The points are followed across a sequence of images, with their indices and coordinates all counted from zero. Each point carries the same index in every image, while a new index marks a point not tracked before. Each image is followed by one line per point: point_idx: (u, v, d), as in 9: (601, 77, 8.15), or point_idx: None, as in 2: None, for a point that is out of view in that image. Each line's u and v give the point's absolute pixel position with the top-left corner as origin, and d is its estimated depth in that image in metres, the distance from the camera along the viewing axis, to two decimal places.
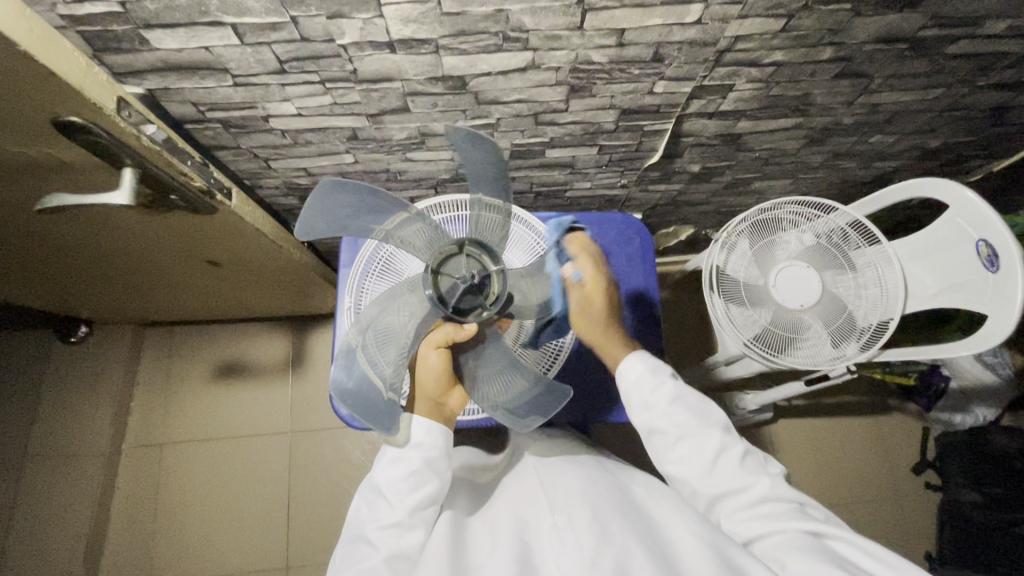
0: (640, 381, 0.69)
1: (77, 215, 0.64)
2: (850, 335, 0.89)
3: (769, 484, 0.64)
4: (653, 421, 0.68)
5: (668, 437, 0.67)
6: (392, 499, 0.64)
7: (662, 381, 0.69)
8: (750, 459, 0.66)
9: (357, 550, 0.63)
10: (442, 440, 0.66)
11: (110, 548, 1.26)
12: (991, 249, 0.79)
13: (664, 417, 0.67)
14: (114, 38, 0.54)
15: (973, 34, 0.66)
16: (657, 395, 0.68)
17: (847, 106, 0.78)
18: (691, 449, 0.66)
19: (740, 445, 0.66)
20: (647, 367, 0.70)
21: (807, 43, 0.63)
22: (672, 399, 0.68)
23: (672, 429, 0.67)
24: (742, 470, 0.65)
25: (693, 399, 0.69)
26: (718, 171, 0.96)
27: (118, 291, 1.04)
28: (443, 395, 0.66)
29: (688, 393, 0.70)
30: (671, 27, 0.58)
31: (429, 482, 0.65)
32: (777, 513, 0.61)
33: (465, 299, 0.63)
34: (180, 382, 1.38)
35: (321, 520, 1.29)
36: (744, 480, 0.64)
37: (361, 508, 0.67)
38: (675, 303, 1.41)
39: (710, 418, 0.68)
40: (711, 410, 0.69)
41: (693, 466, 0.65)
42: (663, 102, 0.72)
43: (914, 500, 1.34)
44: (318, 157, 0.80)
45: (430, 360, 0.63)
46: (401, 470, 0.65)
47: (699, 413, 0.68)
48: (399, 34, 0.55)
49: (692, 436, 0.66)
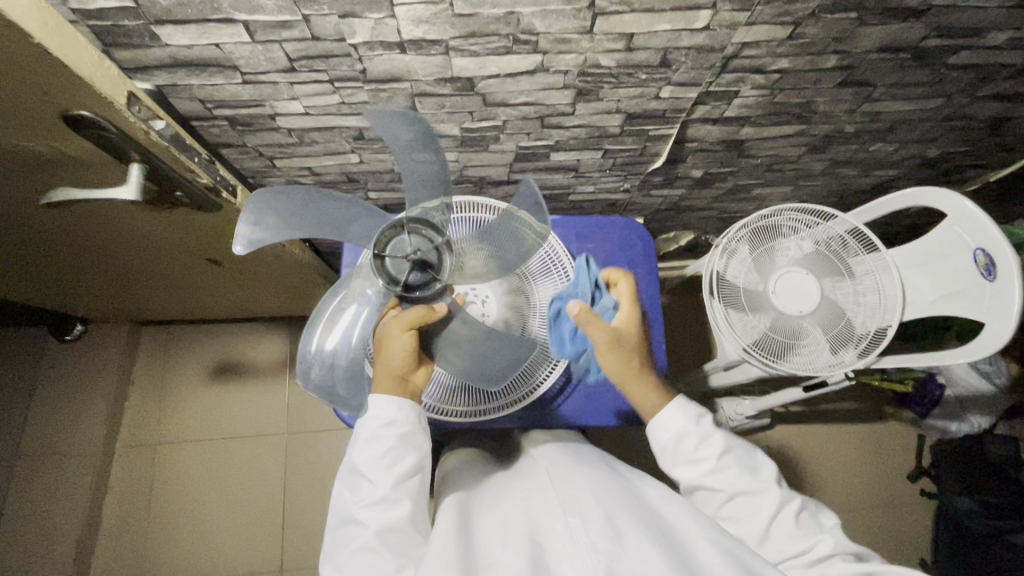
0: (685, 436, 0.67)
1: (82, 210, 0.64)
2: (848, 342, 0.90)
3: (833, 542, 0.61)
4: (701, 478, 0.66)
5: (718, 494, 0.65)
6: (373, 478, 0.63)
7: (707, 434, 0.68)
8: (804, 516, 0.64)
9: (346, 532, 0.62)
10: (413, 413, 0.65)
11: (101, 550, 1.25)
12: (988, 257, 0.80)
13: (713, 474, 0.65)
14: (125, 34, 0.53)
15: (974, 45, 0.67)
16: (704, 450, 0.67)
17: (849, 114, 0.79)
18: (744, 504, 0.65)
19: (794, 500, 0.65)
20: (690, 421, 0.68)
21: (812, 51, 0.64)
22: (722, 454, 0.66)
23: (724, 487, 0.65)
24: (798, 528, 0.63)
25: (741, 451, 0.68)
26: (720, 177, 0.97)
27: (118, 289, 1.03)
28: (410, 370, 0.66)
29: (737, 445, 0.68)
30: (680, 32, 0.58)
31: (408, 457, 0.64)
32: (831, 564, 0.59)
33: (410, 276, 0.64)
34: (176, 381, 1.37)
35: (317, 522, 1.29)
36: (803, 539, 0.62)
37: (343, 492, 0.66)
38: (674, 308, 1.41)
39: (759, 472, 0.66)
40: (759, 461, 0.68)
41: (744, 522, 0.64)
42: (669, 107, 0.73)
43: (909, 507, 1.35)
44: (323, 157, 0.80)
45: (401, 340, 0.64)
46: (376, 448, 0.63)
47: (750, 469, 0.66)
48: (410, 34, 0.55)
49: (743, 492, 0.65)
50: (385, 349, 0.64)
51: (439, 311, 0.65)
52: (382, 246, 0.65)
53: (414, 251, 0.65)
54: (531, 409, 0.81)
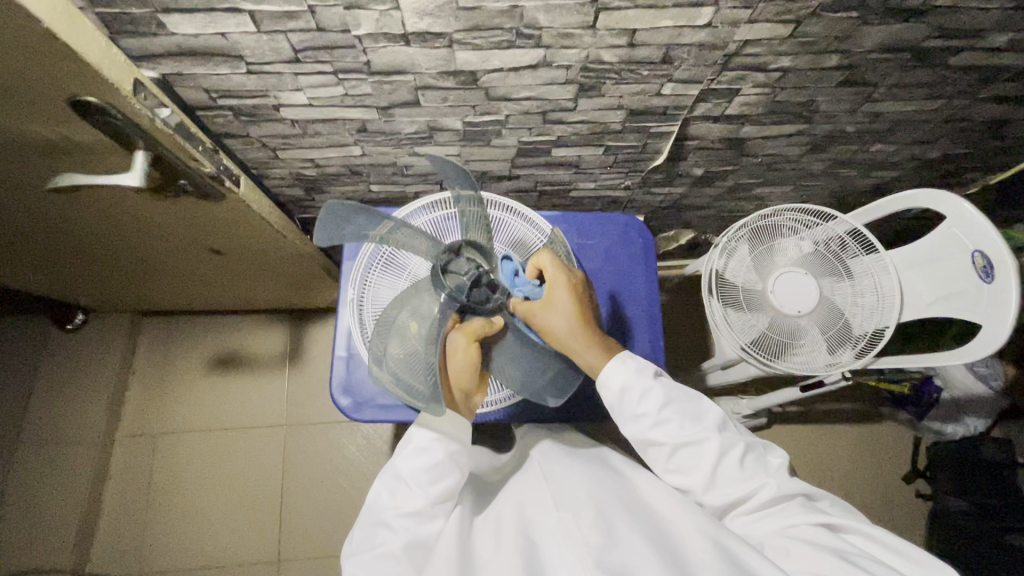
0: (626, 392, 0.65)
1: (86, 197, 0.64)
2: (846, 342, 0.90)
3: (775, 486, 0.62)
4: (646, 433, 0.65)
5: (663, 447, 0.65)
6: (414, 487, 0.63)
7: (650, 388, 0.65)
8: (751, 457, 0.64)
9: (375, 535, 0.62)
10: (464, 432, 0.66)
11: (100, 540, 1.25)
12: (986, 259, 0.80)
13: (656, 428, 0.64)
14: (132, 22, 0.54)
15: (975, 47, 0.67)
16: (646, 405, 0.65)
17: (850, 114, 0.80)
18: (690, 455, 0.64)
19: (739, 444, 0.64)
20: (632, 374, 0.65)
21: (814, 50, 0.65)
22: (662, 407, 0.64)
23: (666, 440, 0.64)
24: (743, 472, 0.63)
25: (682, 400, 0.66)
26: (720, 175, 0.98)
27: (120, 278, 1.03)
28: (473, 388, 0.64)
29: (677, 393, 0.66)
30: (681, 29, 0.59)
31: (451, 475, 0.65)
32: (786, 512, 0.62)
33: (470, 292, 0.64)
34: (176, 372, 1.38)
35: (315, 514, 1.29)
36: (749, 485, 0.63)
37: (382, 494, 0.65)
38: (673, 307, 1.42)
39: (702, 419, 0.65)
40: (703, 407, 0.66)
41: (692, 473, 0.64)
42: (670, 104, 0.73)
43: (904, 508, 1.35)
44: (326, 149, 0.81)
45: (466, 352, 0.62)
46: (425, 459, 0.64)
47: (691, 417, 0.65)
48: (414, 27, 0.56)
49: (687, 443, 0.64)
50: (449, 364, 0.63)
51: (497, 324, 0.64)
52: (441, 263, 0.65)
53: (471, 270, 0.65)
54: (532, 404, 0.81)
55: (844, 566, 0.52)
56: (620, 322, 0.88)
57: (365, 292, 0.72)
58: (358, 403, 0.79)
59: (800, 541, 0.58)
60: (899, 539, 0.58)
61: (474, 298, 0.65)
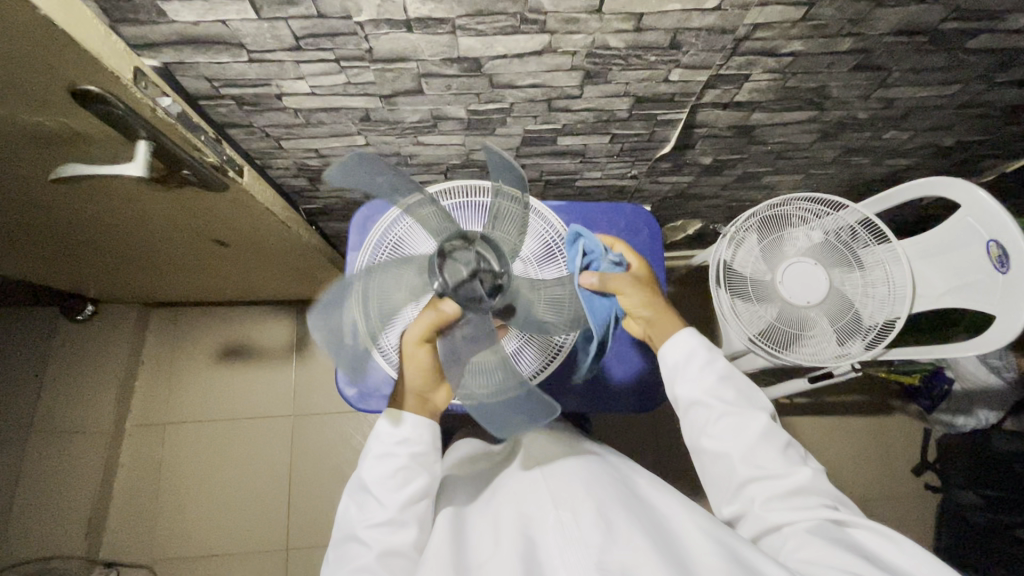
0: (689, 357, 0.70)
1: (90, 188, 0.64)
2: (856, 334, 0.89)
3: (811, 478, 0.63)
4: (699, 395, 0.68)
5: (711, 411, 0.67)
6: (382, 497, 0.65)
7: (713, 358, 0.70)
8: (792, 452, 0.65)
9: (348, 549, 0.64)
10: (429, 434, 0.69)
11: (111, 527, 1.27)
12: (1002, 249, 0.79)
13: (710, 392, 0.68)
14: (132, 9, 0.53)
15: (994, 29, 0.65)
16: (705, 371, 0.69)
17: (862, 100, 0.78)
18: (737, 426, 0.66)
19: (783, 435, 0.66)
20: (704, 346, 0.70)
21: (827, 33, 0.63)
22: (721, 377, 0.69)
23: (718, 404, 0.67)
24: (784, 459, 0.64)
25: (739, 380, 0.70)
26: (729, 164, 0.96)
27: (126, 269, 1.04)
28: (427, 391, 0.68)
29: (736, 375, 0.70)
30: (690, 12, 0.57)
31: (419, 478, 0.67)
32: (808, 505, 0.60)
33: (461, 283, 0.61)
34: (184, 362, 1.39)
35: (321, 504, 1.30)
36: (788, 469, 0.63)
37: (351, 507, 0.67)
38: (680, 298, 1.41)
39: (754, 401, 0.68)
40: (756, 394, 0.69)
41: (732, 442, 0.65)
42: (678, 91, 0.72)
43: (913, 500, 1.34)
44: (329, 139, 0.80)
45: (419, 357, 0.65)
46: (389, 467, 0.66)
47: (745, 395, 0.68)
48: (416, 13, 0.55)
49: (737, 413, 0.66)
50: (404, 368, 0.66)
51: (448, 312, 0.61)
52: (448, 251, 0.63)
53: (473, 261, 0.63)
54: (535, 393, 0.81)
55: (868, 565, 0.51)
56: None
57: None
58: (362, 394, 0.79)
59: (823, 538, 0.56)
60: (905, 538, 0.57)
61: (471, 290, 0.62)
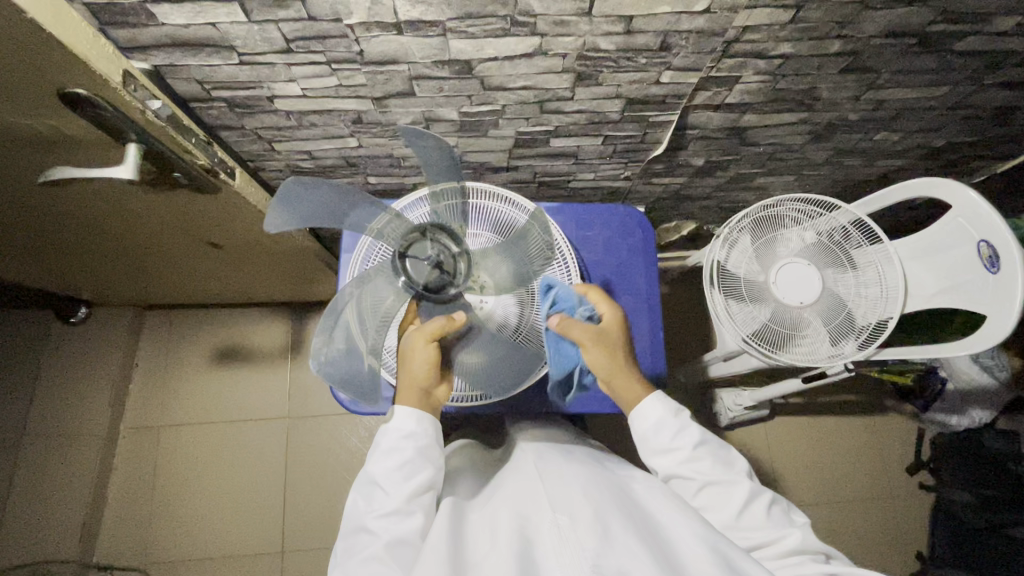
0: (661, 428, 0.69)
1: (80, 190, 0.64)
2: (849, 333, 0.89)
3: (801, 535, 0.62)
4: (676, 468, 0.68)
5: (691, 482, 0.67)
6: (388, 489, 0.65)
7: (684, 425, 0.70)
8: (776, 510, 0.66)
9: (358, 540, 0.63)
10: (432, 428, 0.68)
11: (105, 531, 1.27)
12: (992, 249, 0.79)
13: (687, 463, 0.68)
14: (121, 12, 0.53)
15: (981, 31, 0.66)
16: (680, 440, 0.69)
17: (853, 101, 0.78)
18: (718, 495, 0.66)
19: (765, 493, 0.66)
20: (671, 414, 0.70)
21: (816, 35, 0.63)
22: (696, 445, 0.69)
23: (697, 476, 0.67)
24: (769, 520, 0.64)
25: (716, 445, 0.70)
26: (721, 165, 0.96)
27: (120, 272, 1.04)
28: (431, 384, 0.68)
29: (711, 439, 0.70)
30: (679, 14, 0.58)
31: (424, 471, 0.66)
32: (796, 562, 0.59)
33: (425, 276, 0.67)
34: (178, 364, 1.38)
35: (317, 507, 1.30)
36: (773, 531, 0.63)
37: (358, 502, 0.67)
38: (674, 299, 1.41)
39: (733, 466, 0.69)
40: (733, 456, 0.70)
41: (716, 513, 0.66)
42: (669, 93, 0.72)
43: (907, 500, 1.34)
44: (322, 141, 0.80)
45: (422, 351, 0.67)
46: (395, 460, 0.66)
47: (723, 460, 0.69)
48: (406, 15, 0.55)
49: (718, 482, 0.67)
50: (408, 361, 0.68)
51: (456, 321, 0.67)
52: (428, 233, 0.68)
53: (435, 254, 0.67)
54: (528, 394, 0.82)
55: None
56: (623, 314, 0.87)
57: None
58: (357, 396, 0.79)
59: None
60: None
61: (417, 275, 0.67)
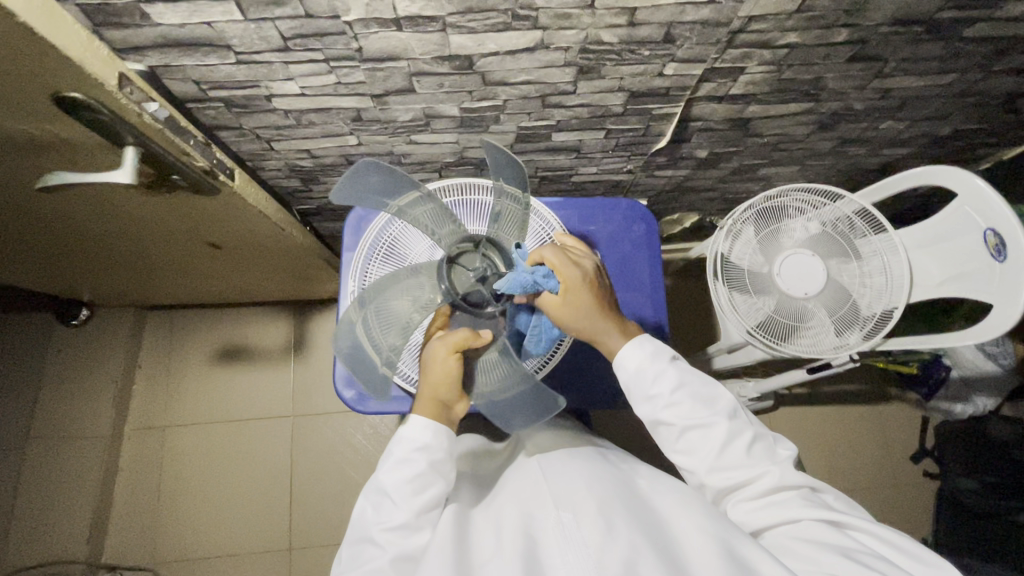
0: (641, 373, 0.65)
1: (78, 195, 0.63)
2: (854, 325, 0.89)
3: (778, 474, 0.63)
4: (657, 414, 0.65)
5: (673, 429, 0.65)
6: (398, 500, 0.63)
7: (664, 370, 0.65)
8: (758, 445, 0.64)
9: (361, 551, 0.62)
10: (448, 441, 0.66)
11: (114, 531, 1.27)
12: (999, 237, 0.78)
13: (669, 410, 0.64)
14: (115, 13, 0.52)
15: (991, 17, 0.64)
16: (659, 386, 0.65)
17: (859, 90, 0.77)
18: (698, 438, 0.64)
19: (747, 431, 0.64)
20: (647, 357, 0.65)
21: (823, 25, 0.62)
22: (676, 389, 0.65)
23: (677, 421, 0.64)
24: (749, 458, 0.63)
25: (697, 383, 0.66)
26: (725, 157, 0.95)
27: (119, 273, 1.03)
28: (451, 398, 0.65)
29: (692, 379, 0.66)
30: (684, 6, 0.57)
31: (436, 484, 0.64)
32: (787, 503, 0.61)
33: (470, 289, 0.64)
34: (181, 364, 1.38)
35: (321, 504, 1.30)
36: (752, 470, 0.63)
37: (367, 508, 0.65)
38: (677, 291, 1.40)
39: (715, 404, 0.65)
40: (716, 392, 0.66)
41: (698, 454, 0.64)
42: (673, 85, 0.71)
43: (910, 487, 1.35)
44: (321, 139, 0.79)
45: (444, 363, 0.63)
46: (408, 471, 0.64)
47: (705, 400, 0.65)
48: (405, 11, 0.54)
49: (697, 425, 0.64)
50: (428, 371, 0.64)
51: (483, 337, 0.63)
52: (481, 246, 0.65)
53: (482, 267, 0.64)
54: None
55: (847, 563, 0.52)
56: (626, 309, 0.87)
57: (364, 284, 0.72)
58: (361, 395, 0.79)
59: (803, 539, 0.57)
60: (901, 535, 0.57)
61: (459, 284, 0.64)
